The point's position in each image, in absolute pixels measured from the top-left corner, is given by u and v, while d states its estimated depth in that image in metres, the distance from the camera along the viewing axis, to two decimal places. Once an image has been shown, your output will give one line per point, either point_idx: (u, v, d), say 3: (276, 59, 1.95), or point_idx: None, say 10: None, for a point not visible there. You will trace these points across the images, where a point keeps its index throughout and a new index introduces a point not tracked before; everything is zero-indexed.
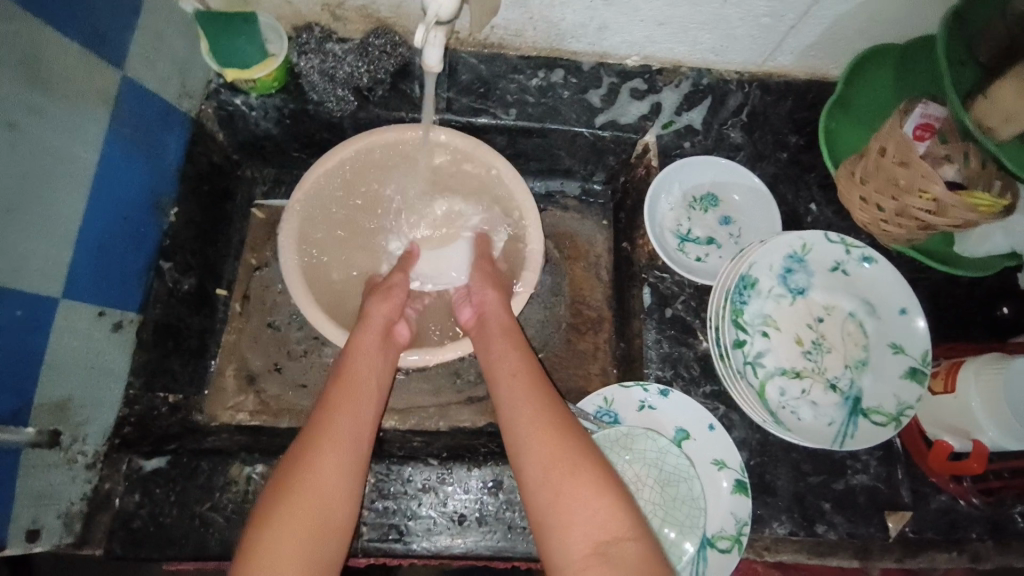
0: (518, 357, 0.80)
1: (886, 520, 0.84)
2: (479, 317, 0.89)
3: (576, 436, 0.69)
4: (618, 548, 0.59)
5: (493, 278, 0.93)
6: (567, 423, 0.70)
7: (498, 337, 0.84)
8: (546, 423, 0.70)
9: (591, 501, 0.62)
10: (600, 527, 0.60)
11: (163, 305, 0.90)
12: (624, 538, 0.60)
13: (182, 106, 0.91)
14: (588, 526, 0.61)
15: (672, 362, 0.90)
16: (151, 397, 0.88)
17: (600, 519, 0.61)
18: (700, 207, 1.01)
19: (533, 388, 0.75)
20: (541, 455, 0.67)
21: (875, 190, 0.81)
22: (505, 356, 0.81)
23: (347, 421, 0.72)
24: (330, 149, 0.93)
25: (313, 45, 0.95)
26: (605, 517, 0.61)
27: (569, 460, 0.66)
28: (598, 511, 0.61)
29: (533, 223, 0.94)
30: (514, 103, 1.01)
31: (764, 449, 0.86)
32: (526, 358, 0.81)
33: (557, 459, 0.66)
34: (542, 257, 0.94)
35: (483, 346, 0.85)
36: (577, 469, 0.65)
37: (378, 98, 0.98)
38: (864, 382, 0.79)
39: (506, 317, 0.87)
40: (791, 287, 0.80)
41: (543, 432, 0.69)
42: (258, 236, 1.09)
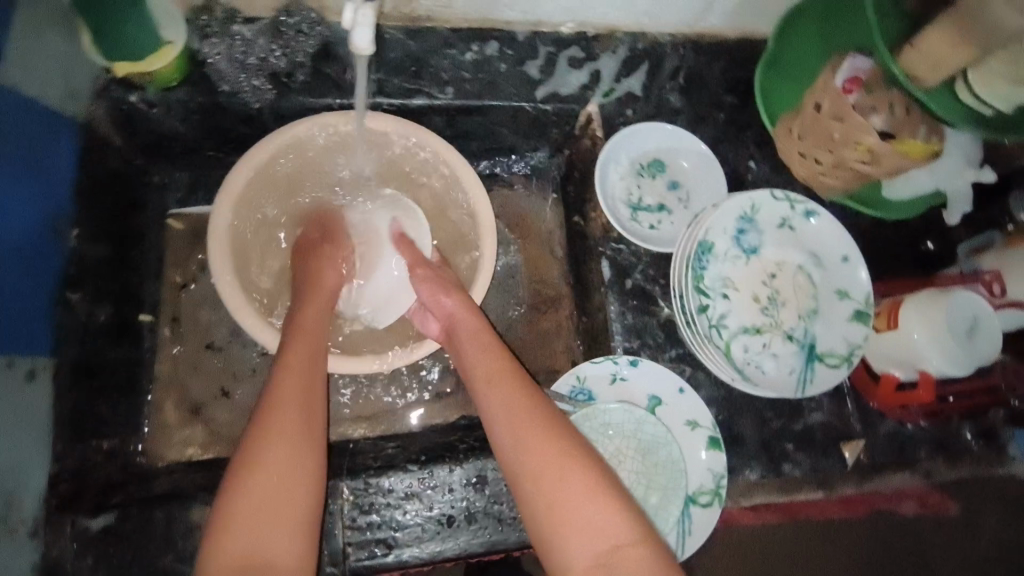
0: (495, 358, 0.77)
1: (843, 450, 0.90)
2: (446, 327, 0.84)
3: (563, 438, 0.67)
4: (623, 557, 0.59)
5: (450, 280, 0.87)
6: (554, 420, 0.69)
7: (472, 341, 0.80)
8: (536, 423, 0.69)
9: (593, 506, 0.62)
10: (602, 537, 0.60)
11: (80, 342, 0.79)
12: (627, 543, 0.60)
13: (66, 111, 0.78)
14: (591, 536, 0.60)
15: (637, 332, 0.91)
16: (83, 447, 0.78)
17: (598, 526, 0.61)
18: (648, 174, 1.01)
19: (517, 387, 0.73)
20: (531, 461, 0.66)
21: (814, 144, 0.85)
22: (479, 355, 0.78)
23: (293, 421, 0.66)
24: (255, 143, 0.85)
25: (216, 28, 0.84)
26: (606, 524, 0.61)
27: (560, 465, 0.64)
28: (598, 520, 0.61)
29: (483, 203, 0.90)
30: (450, 81, 0.95)
31: (729, 403, 0.89)
32: (500, 358, 0.77)
33: (550, 465, 0.65)
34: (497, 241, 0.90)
35: (456, 350, 0.82)
36: (570, 473, 0.64)
37: (299, 84, 0.89)
38: (818, 330, 0.83)
39: (475, 318, 0.82)
40: (746, 247, 0.82)
41: (535, 437, 0.67)
42: (180, 249, 0.98)
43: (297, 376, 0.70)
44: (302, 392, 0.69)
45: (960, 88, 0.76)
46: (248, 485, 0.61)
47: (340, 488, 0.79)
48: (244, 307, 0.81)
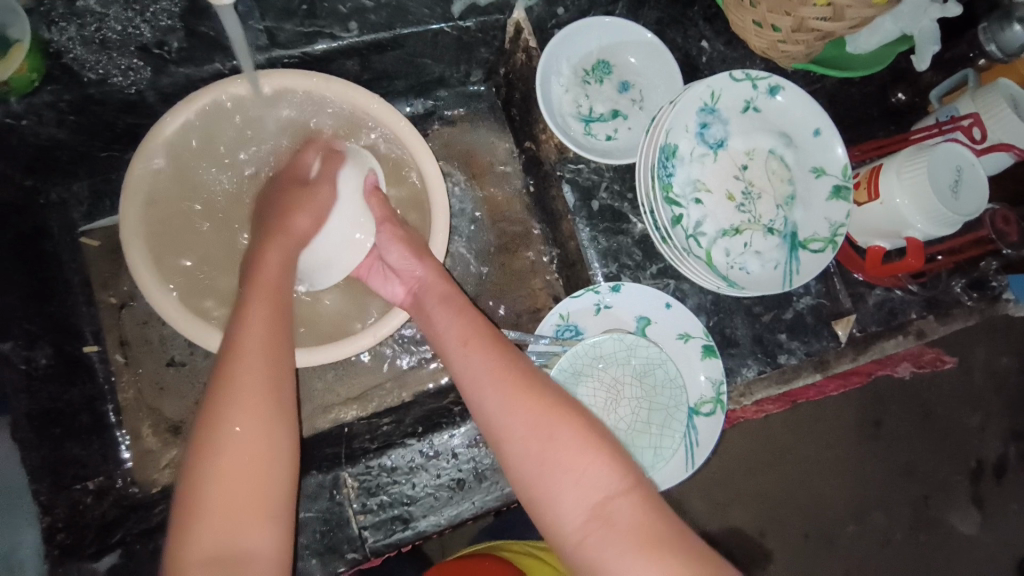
0: (467, 320, 0.71)
1: (835, 329, 0.89)
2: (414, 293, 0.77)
3: (549, 395, 0.63)
4: (615, 508, 0.56)
5: (411, 243, 0.78)
6: (538, 377, 0.65)
7: (438, 306, 0.73)
8: (521, 384, 0.64)
9: (587, 459, 0.58)
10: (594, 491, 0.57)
11: (28, 392, 0.72)
12: (619, 495, 0.57)
13: None
14: (582, 489, 0.57)
15: (614, 255, 0.86)
16: (70, 493, 0.73)
17: (593, 481, 0.57)
18: (594, 79, 0.91)
19: (494, 349, 0.67)
20: (520, 426, 0.61)
21: (769, 10, 0.75)
22: (451, 324, 0.71)
23: (258, 385, 0.57)
24: (146, 136, 0.75)
25: (60, 9, 0.69)
26: (597, 476, 0.57)
27: (547, 421, 0.60)
28: (590, 474, 0.57)
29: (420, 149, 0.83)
30: (351, 14, 0.81)
31: (718, 307, 0.86)
32: (477, 323, 0.71)
33: (538, 419, 0.61)
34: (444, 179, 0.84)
35: (426, 320, 0.74)
36: (560, 428, 0.60)
37: (176, 53, 0.76)
38: (798, 216, 0.78)
39: (444, 281, 0.76)
40: (711, 142, 0.75)
41: (520, 399, 0.62)
42: (104, 270, 0.88)
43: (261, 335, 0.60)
44: (267, 349, 0.59)
45: None
46: (214, 462, 0.54)
47: (343, 478, 0.76)
48: (188, 317, 0.74)
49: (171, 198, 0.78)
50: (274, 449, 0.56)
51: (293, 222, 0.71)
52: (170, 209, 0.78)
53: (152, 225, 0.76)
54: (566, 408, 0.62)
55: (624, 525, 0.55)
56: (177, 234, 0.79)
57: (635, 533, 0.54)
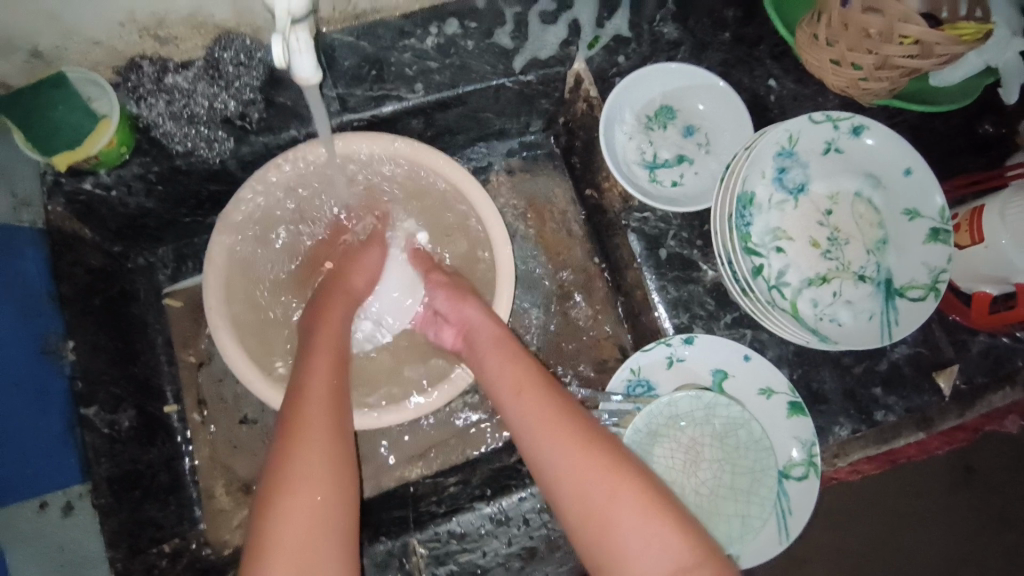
0: (519, 366, 0.69)
1: (937, 381, 0.81)
2: (466, 334, 0.77)
3: (604, 448, 0.60)
4: None
5: (455, 287, 0.81)
6: (592, 432, 0.62)
7: (490, 353, 0.73)
8: (574, 438, 0.61)
9: (650, 529, 0.55)
10: (659, 556, 0.54)
11: (110, 456, 0.72)
12: (688, 562, 0.53)
13: (23, 221, 0.73)
14: (647, 555, 0.54)
15: (685, 305, 0.82)
16: (145, 557, 0.72)
17: (657, 548, 0.54)
18: (658, 125, 0.89)
19: (547, 400, 0.65)
20: (573, 482, 0.59)
21: (848, 49, 0.72)
22: (502, 372, 0.70)
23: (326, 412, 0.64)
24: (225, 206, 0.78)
25: (149, 85, 0.76)
26: (663, 544, 0.54)
27: (608, 484, 0.58)
28: (657, 542, 0.54)
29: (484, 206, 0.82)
30: (417, 76, 0.85)
31: (802, 358, 0.80)
32: (528, 366, 0.69)
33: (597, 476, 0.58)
34: (509, 237, 0.82)
35: (477, 367, 0.73)
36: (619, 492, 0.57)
37: (256, 123, 0.80)
38: (891, 261, 0.72)
39: (494, 323, 0.76)
40: (791, 187, 0.71)
41: (575, 456, 0.60)
42: (184, 327, 0.90)
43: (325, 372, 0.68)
44: (331, 386, 0.67)
45: None
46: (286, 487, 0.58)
47: (411, 544, 0.73)
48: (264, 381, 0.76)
49: (247, 261, 0.81)
50: (341, 459, 0.61)
51: (352, 279, 0.80)
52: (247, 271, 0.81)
53: (230, 288, 0.78)
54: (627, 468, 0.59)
55: None
56: (244, 300, 0.81)
57: None
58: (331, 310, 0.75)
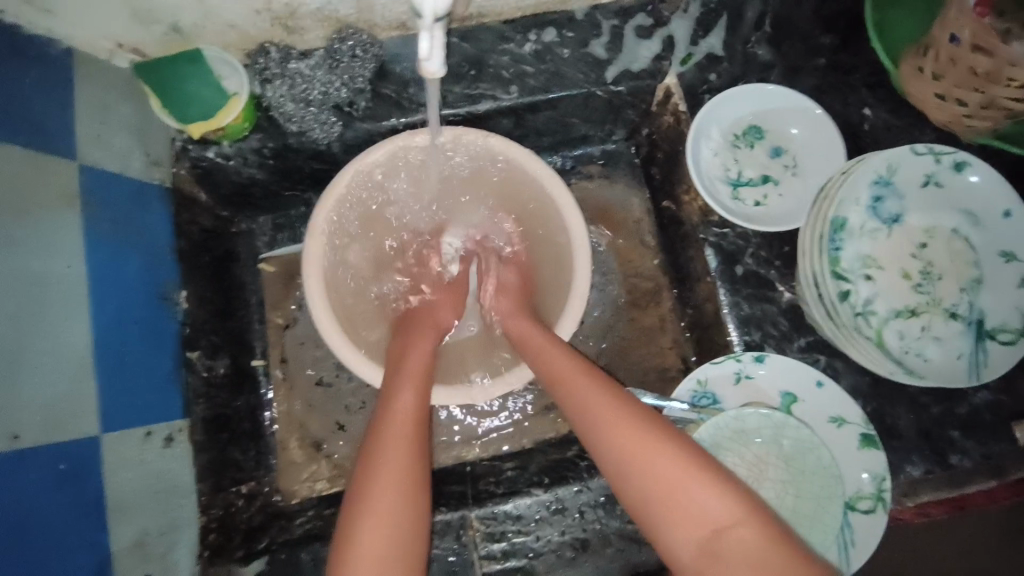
0: (570, 355, 0.73)
1: (1014, 431, 0.78)
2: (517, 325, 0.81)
3: (642, 418, 0.62)
4: (729, 537, 0.53)
5: (517, 281, 0.88)
6: (631, 404, 0.64)
7: (543, 340, 0.76)
8: (614, 410, 0.64)
9: (691, 491, 0.56)
10: (701, 517, 0.55)
11: (206, 398, 0.81)
12: (731, 525, 0.54)
13: (154, 178, 0.80)
14: (690, 516, 0.55)
15: (758, 323, 0.82)
16: (225, 495, 0.80)
17: (698, 509, 0.55)
18: (745, 144, 0.90)
19: (598, 381, 0.68)
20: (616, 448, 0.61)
21: (954, 85, 0.71)
22: (554, 356, 0.74)
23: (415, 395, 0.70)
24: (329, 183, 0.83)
25: (274, 69, 0.82)
26: (706, 506, 0.55)
27: (647, 450, 0.59)
28: (699, 502, 0.55)
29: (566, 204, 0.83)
30: (513, 78, 0.89)
31: (877, 391, 0.79)
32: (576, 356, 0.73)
33: (637, 446, 0.60)
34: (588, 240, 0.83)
35: (528, 352, 0.77)
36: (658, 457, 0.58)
37: (362, 111, 0.85)
38: (984, 301, 0.70)
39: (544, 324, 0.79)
40: (885, 216, 0.71)
41: (615, 426, 0.62)
42: (276, 293, 0.97)
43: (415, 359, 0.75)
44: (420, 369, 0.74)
45: None
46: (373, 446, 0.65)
47: (469, 519, 0.77)
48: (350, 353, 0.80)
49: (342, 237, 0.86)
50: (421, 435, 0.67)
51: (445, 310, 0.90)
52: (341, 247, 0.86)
53: (329, 266, 0.83)
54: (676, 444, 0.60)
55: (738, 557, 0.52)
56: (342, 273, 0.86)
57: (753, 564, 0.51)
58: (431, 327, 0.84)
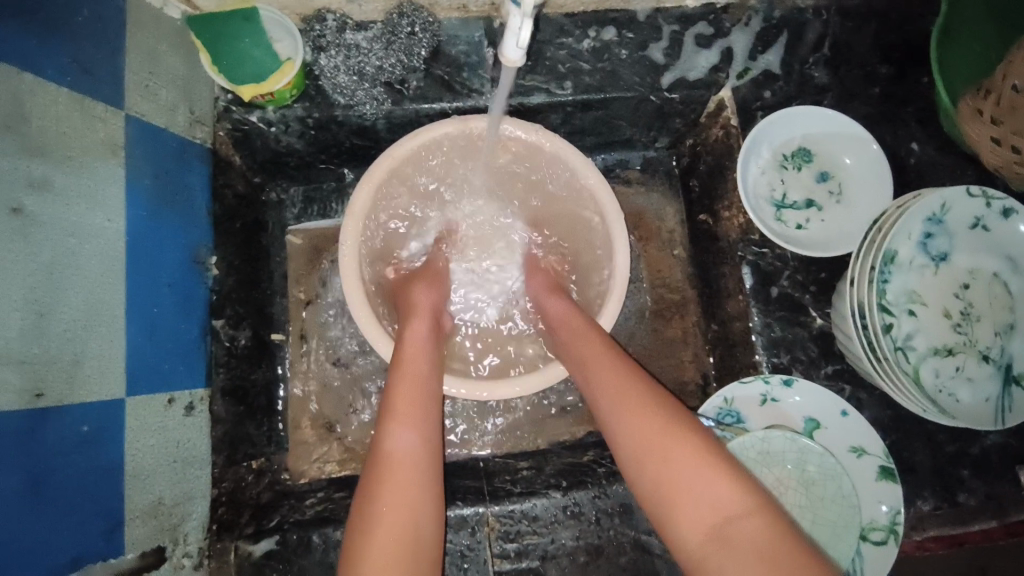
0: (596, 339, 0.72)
1: (1022, 475, 0.80)
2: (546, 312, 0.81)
3: (660, 410, 0.61)
4: (738, 528, 0.51)
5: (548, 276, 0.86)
6: (653, 394, 0.63)
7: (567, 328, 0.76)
8: (634, 398, 0.63)
9: (703, 483, 0.54)
10: (712, 508, 0.53)
11: (227, 368, 0.79)
12: (743, 516, 0.52)
13: (196, 137, 0.77)
14: (701, 505, 0.54)
15: (787, 347, 0.82)
16: (237, 469, 0.78)
17: (708, 501, 0.54)
18: (793, 165, 0.89)
19: (616, 367, 0.67)
20: (632, 439, 0.60)
21: (1013, 131, 0.72)
22: (577, 343, 0.73)
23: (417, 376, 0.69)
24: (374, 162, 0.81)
25: (330, 38, 0.80)
26: (718, 497, 0.54)
27: (663, 441, 0.58)
28: (709, 494, 0.54)
29: (613, 213, 0.83)
30: (568, 74, 0.88)
31: (898, 425, 0.80)
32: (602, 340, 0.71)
33: (651, 438, 0.59)
34: (629, 251, 0.82)
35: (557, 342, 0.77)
36: (670, 449, 0.57)
37: (413, 90, 0.83)
38: (1017, 347, 0.71)
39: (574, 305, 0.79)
40: (934, 254, 0.71)
41: (634, 414, 0.61)
42: (299, 266, 0.94)
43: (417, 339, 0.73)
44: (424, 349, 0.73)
45: None
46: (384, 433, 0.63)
47: (486, 516, 0.76)
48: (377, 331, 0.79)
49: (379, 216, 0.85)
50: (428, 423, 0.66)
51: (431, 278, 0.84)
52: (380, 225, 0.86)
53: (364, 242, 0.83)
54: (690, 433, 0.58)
55: (747, 547, 0.50)
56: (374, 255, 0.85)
57: (761, 555, 0.49)
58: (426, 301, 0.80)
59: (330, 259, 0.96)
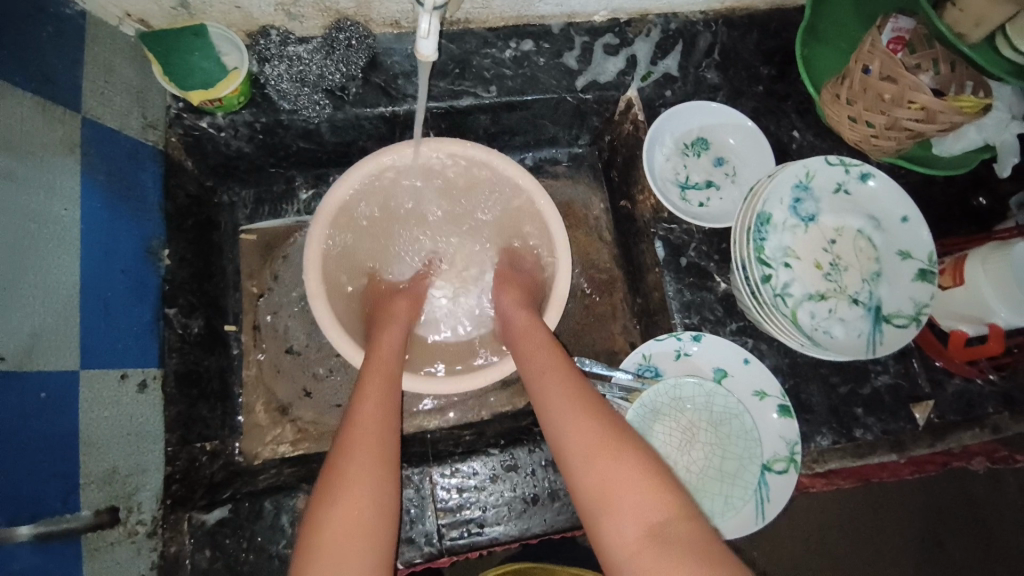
0: (550, 350, 0.78)
1: (913, 412, 0.90)
2: (504, 323, 0.88)
3: (608, 415, 0.68)
4: (675, 527, 0.58)
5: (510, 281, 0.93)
6: (600, 403, 0.70)
7: (524, 336, 0.83)
8: (582, 402, 0.69)
9: (645, 483, 0.61)
10: (652, 507, 0.59)
11: (179, 353, 0.83)
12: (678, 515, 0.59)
13: (148, 140, 0.84)
14: (643, 503, 0.60)
15: (696, 308, 0.92)
16: (190, 449, 0.82)
17: (650, 500, 0.60)
18: (693, 153, 1.03)
19: (568, 373, 0.74)
20: (579, 436, 0.66)
21: (864, 109, 0.84)
22: (533, 351, 0.79)
23: (387, 380, 0.74)
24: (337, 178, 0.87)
25: (273, 51, 0.88)
26: (657, 497, 0.60)
27: (612, 442, 0.64)
28: (651, 494, 0.60)
29: (552, 217, 0.90)
30: (493, 79, 0.98)
31: (795, 371, 0.90)
32: (554, 351, 0.78)
33: (598, 435, 0.65)
34: (571, 257, 0.90)
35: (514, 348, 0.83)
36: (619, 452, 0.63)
37: (353, 96, 0.92)
38: (883, 292, 0.83)
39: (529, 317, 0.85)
40: (803, 215, 0.83)
41: (584, 418, 0.68)
42: (252, 262, 1.01)
43: (388, 350, 0.80)
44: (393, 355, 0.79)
45: (1000, 43, 0.75)
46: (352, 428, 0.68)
47: (428, 473, 0.83)
48: (337, 328, 0.84)
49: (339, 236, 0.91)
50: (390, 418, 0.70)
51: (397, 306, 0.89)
52: (339, 243, 0.91)
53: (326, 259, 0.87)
54: (636, 440, 0.65)
55: (681, 544, 0.56)
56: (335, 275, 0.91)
57: (691, 550, 0.56)
58: (397, 316, 0.87)
59: (281, 254, 1.02)
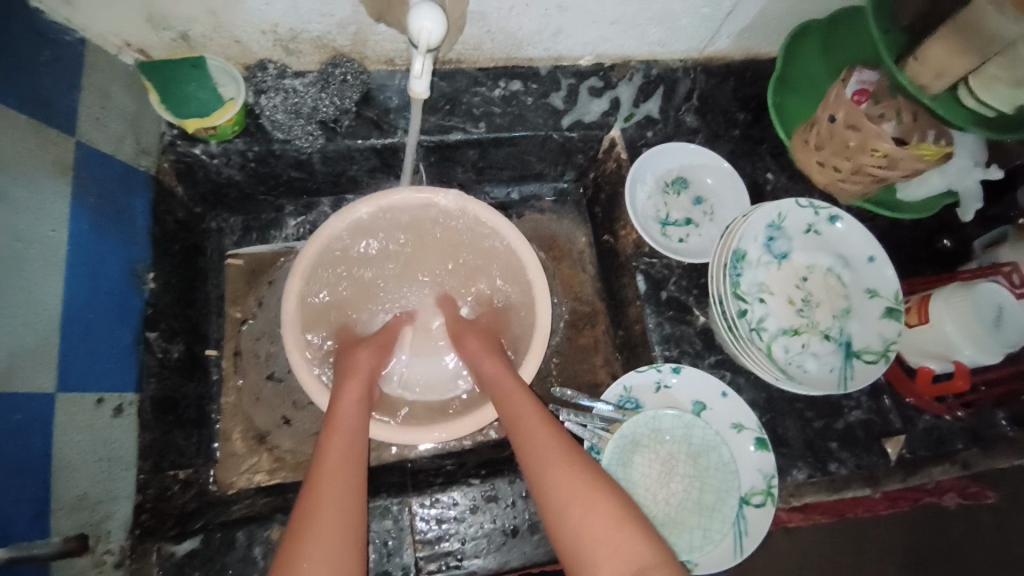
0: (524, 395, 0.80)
1: (885, 447, 0.92)
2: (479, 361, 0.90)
3: (582, 463, 0.69)
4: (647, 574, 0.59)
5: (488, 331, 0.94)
6: (574, 450, 0.71)
7: (498, 379, 0.84)
8: (554, 451, 0.71)
9: (617, 532, 0.62)
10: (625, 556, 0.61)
11: (157, 378, 0.83)
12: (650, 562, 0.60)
13: (141, 165, 0.86)
14: (615, 553, 0.61)
15: (676, 341, 0.94)
16: (162, 478, 0.81)
17: (623, 549, 0.61)
18: (673, 191, 1.07)
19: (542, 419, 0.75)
20: (556, 482, 0.68)
21: (833, 154, 0.90)
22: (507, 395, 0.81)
23: (355, 427, 0.75)
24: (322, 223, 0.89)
25: (269, 83, 0.91)
26: (630, 546, 0.61)
27: (586, 491, 0.66)
28: (624, 543, 0.62)
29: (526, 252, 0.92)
30: (482, 116, 1.02)
31: (771, 405, 0.92)
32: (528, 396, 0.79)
33: (572, 484, 0.67)
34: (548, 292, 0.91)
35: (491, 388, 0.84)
36: (592, 502, 0.65)
37: (345, 128, 0.94)
38: (853, 328, 0.86)
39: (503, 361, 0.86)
40: (776, 253, 0.87)
41: (558, 468, 0.69)
42: (237, 287, 1.02)
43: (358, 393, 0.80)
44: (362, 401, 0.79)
45: (963, 93, 0.79)
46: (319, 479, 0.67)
47: (407, 502, 0.82)
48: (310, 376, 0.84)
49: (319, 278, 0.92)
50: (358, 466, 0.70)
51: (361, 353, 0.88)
52: (318, 284, 0.92)
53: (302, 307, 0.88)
54: (608, 487, 0.67)
55: None
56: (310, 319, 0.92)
57: None
58: (369, 356, 0.88)
59: (268, 280, 1.04)
